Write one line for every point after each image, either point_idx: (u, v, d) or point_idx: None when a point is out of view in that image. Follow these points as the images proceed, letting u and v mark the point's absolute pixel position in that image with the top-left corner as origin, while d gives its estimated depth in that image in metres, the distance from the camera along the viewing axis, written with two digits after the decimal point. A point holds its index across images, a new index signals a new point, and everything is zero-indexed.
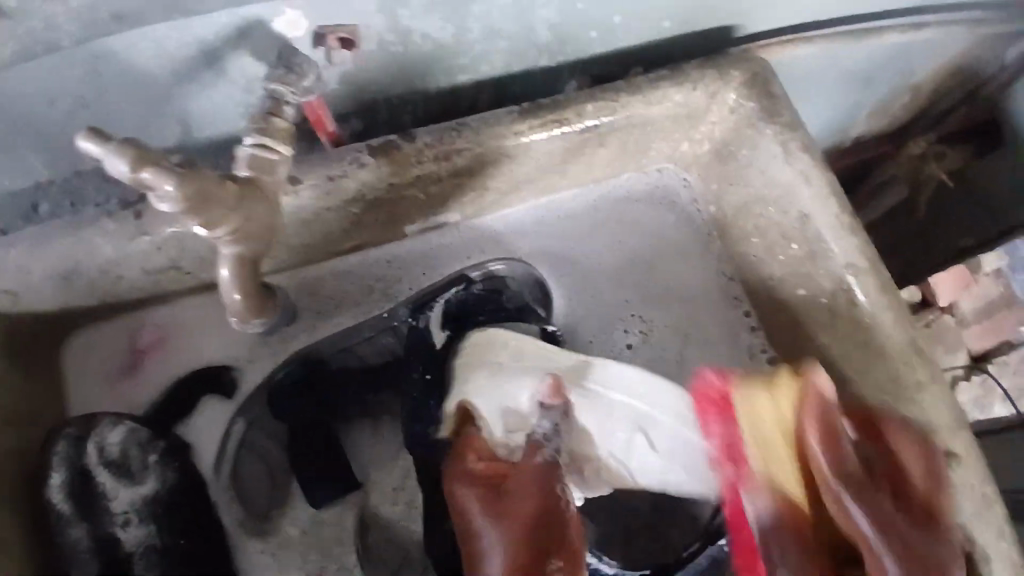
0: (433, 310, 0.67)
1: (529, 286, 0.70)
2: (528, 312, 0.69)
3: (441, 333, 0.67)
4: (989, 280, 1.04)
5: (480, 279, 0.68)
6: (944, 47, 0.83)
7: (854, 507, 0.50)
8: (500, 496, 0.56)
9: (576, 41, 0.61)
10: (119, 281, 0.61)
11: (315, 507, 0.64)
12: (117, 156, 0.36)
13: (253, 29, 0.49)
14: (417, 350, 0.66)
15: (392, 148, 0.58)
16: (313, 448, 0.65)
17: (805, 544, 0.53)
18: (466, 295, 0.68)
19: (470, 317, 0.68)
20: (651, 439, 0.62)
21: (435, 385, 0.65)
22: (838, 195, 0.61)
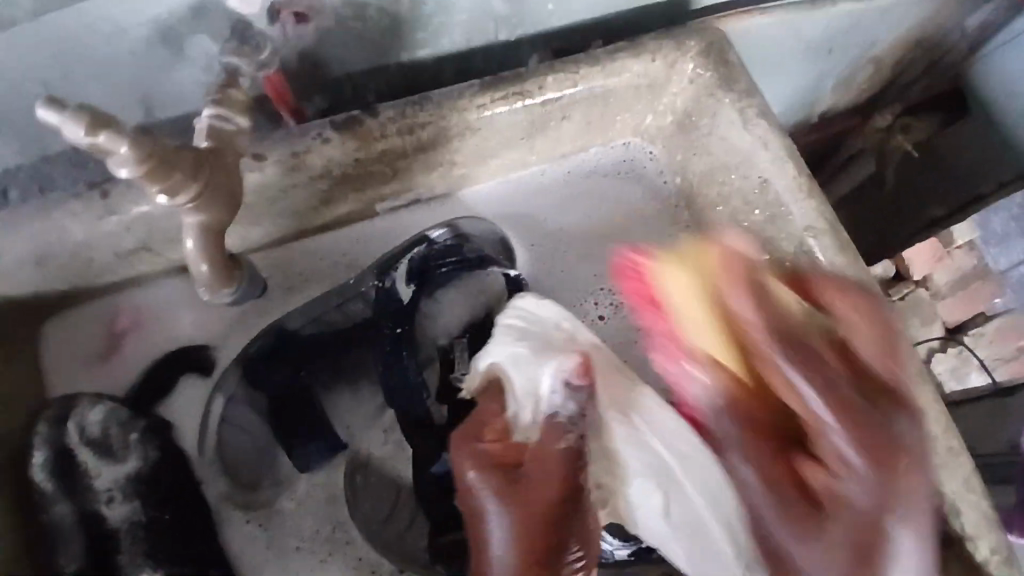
0: (398, 270, 0.68)
1: (492, 242, 0.71)
2: (491, 262, 0.70)
3: (407, 288, 0.68)
4: (963, 254, 0.93)
5: (444, 237, 0.69)
6: (899, 18, 0.85)
7: (806, 386, 0.45)
8: (506, 487, 0.52)
9: (534, 14, 0.62)
10: (91, 264, 0.62)
11: (305, 470, 0.67)
12: (71, 120, 0.37)
13: (208, 8, 0.50)
14: (391, 309, 0.68)
15: (357, 123, 0.58)
16: (298, 415, 0.67)
17: (773, 460, 0.48)
18: (429, 252, 0.69)
19: (430, 274, 0.69)
20: (668, 500, 0.57)
21: (405, 338, 0.68)
22: (794, 158, 0.63)
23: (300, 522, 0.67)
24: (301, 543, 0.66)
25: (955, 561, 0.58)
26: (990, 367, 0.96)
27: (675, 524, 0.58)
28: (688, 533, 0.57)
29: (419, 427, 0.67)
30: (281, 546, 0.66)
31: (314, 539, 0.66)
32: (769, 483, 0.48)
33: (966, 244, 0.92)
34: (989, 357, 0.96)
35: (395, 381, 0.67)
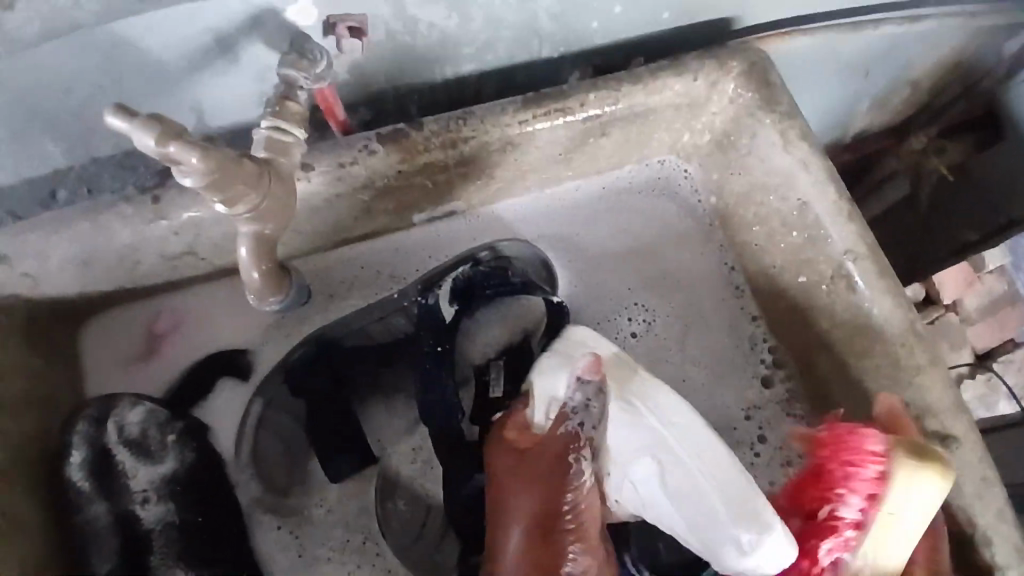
0: (441, 288, 0.68)
1: (535, 266, 0.71)
2: (534, 287, 0.69)
3: (451, 308, 0.69)
4: (993, 278, 1.06)
5: (488, 258, 0.69)
6: (943, 39, 0.84)
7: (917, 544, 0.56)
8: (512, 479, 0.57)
9: (578, 32, 0.63)
10: (136, 265, 0.63)
11: (332, 480, 0.68)
12: (144, 131, 0.38)
13: (266, 18, 0.50)
14: (432, 327, 0.67)
15: (401, 136, 0.59)
16: (336, 425, 0.68)
17: None
18: (473, 273, 0.69)
19: (475, 295, 0.69)
20: (663, 466, 0.57)
21: (446, 357, 0.67)
22: (836, 181, 0.62)
23: (328, 532, 0.68)
24: (330, 553, 0.67)
25: None
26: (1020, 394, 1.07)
27: (670, 492, 0.56)
28: (687, 500, 0.56)
29: (449, 450, 0.65)
30: (309, 555, 0.67)
31: (342, 550, 0.68)
32: None
33: (996, 269, 1.05)
34: (1016, 384, 1.07)
35: (433, 397, 0.66)
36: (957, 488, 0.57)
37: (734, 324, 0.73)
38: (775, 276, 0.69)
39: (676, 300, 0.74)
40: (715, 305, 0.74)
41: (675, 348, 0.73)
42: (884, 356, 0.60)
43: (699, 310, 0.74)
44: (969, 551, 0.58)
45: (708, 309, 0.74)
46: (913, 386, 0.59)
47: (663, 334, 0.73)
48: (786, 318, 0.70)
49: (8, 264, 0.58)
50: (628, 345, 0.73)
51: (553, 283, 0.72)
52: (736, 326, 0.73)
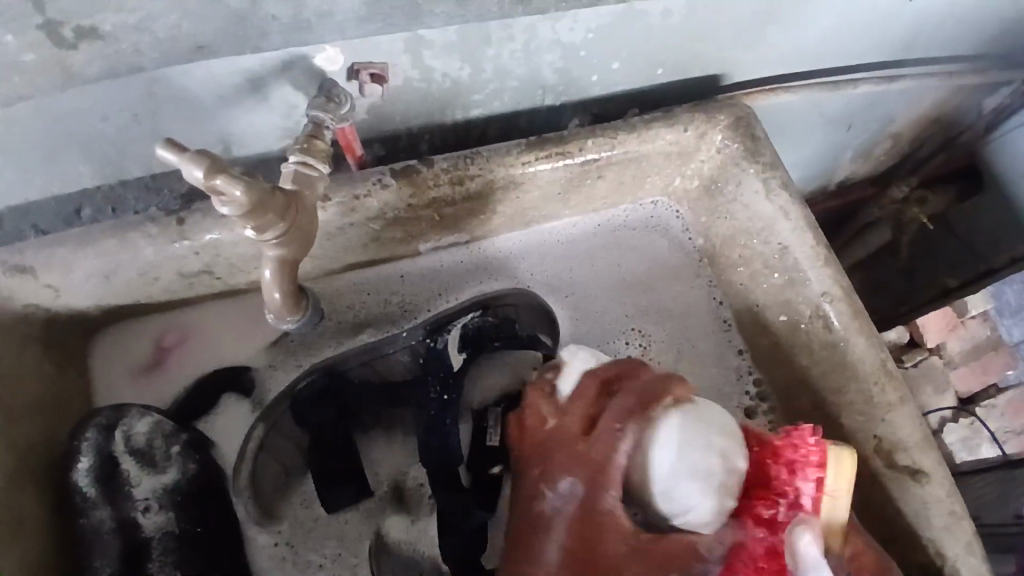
0: (450, 333, 0.72)
1: (538, 316, 0.76)
2: (537, 341, 0.74)
3: (458, 354, 0.72)
4: (977, 324, 0.98)
5: (494, 311, 0.74)
6: (922, 96, 0.90)
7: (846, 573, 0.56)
8: (577, 444, 0.57)
9: (579, 83, 0.68)
10: (155, 282, 0.67)
11: (327, 510, 0.71)
12: (194, 163, 0.42)
13: (295, 63, 0.55)
14: (438, 372, 0.71)
15: (413, 171, 0.64)
16: (334, 461, 0.70)
17: None
18: (481, 322, 0.73)
19: (483, 343, 0.73)
20: (689, 436, 0.55)
21: (452, 405, 0.70)
22: (813, 228, 0.67)
23: (322, 541, 0.72)
24: (322, 561, 0.71)
25: None
26: (1002, 440, 0.96)
27: (688, 457, 0.54)
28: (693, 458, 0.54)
29: (448, 493, 0.67)
30: (303, 562, 0.71)
31: (331, 560, 0.71)
32: None
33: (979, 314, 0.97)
34: (1001, 429, 0.97)
35: (435, 441, 0.68)
36: (925, 521, 0.61)
37: (721, 358, 0.77)
38: (759, 314, 0.73)
39: (668, 332, 0.78)
40: (703, 339, 0.78)
41: None
42: (857, 393, 0.64)
43: (688, 342, 0.78)
44: None
45: (698, 343, 0.78)
46: (884, 422, 0.63)
47: (657, 358, 0.77)
48: (768, 354, 0.74)
49: (34, 276, 0.62)
50: None
51: (552, 331, 0.76)
52: (722, 359, 0.77)
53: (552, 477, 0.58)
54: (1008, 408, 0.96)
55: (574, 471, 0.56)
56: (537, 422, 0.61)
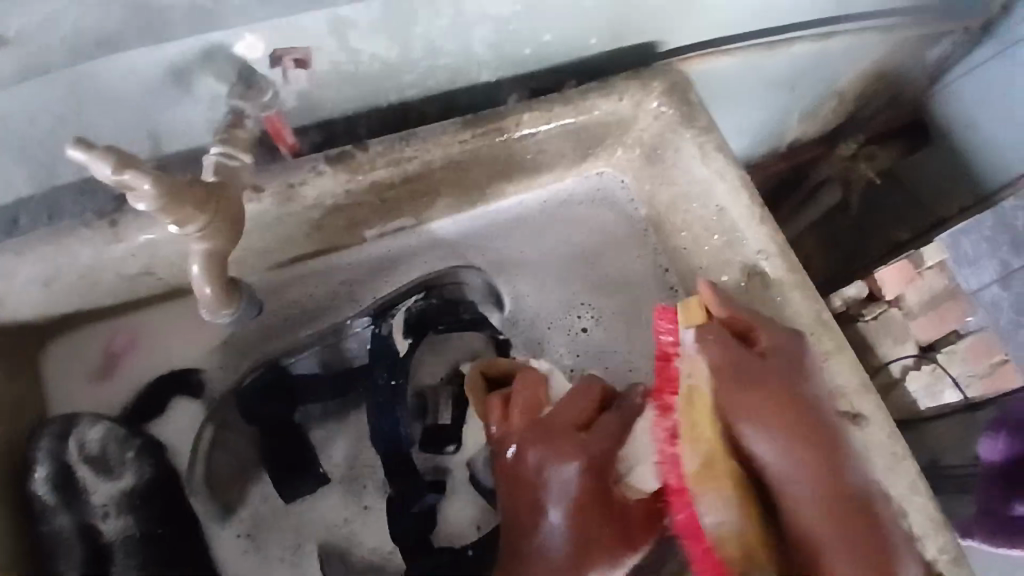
0: (393, 317, 0.74)
1: (483, 292, 0.79)
2: (483, 322, 0.77)
3: (404, 341, 0.75)
4: (934, 274, 0.93)
5: (439, 294, 0.76)
6: (858, 53, 0.91)
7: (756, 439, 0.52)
8: (578, 434, 0.62)
9: (512, 58, 0.68)
10: (98, 284, 0.66)
11: (283, 499, 0.73)
12: (101, 160, 0.42)
13: (216, 53, 0.54)
14: (385, 360, 0.73)
15: (348, 157, 0.64)
16: (287, 452, 0.73)
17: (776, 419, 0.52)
18: (425, 305, 0.75)
19: (427, 327, 0.76)
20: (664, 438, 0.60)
21: (400, 389, 0.72)
22: (749, 188, 0.68)
23: (278, 533, 0.72)
24: (284, 554, 0.72)
25: None
26: (962, 383, 0.93)
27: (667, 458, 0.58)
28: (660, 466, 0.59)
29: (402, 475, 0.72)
30: (265, 552, 0.71)
31: (292, 551, 0.72)
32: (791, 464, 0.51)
33: (936, 264, 0.93)
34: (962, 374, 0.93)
35: (385, 424, 0.71)
36: (870, 463, 0.63)
37: None
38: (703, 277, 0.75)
39: (618, 300, 0.79)
40: (655, 305, 0.79)
41: (622, 346, 0.78)
42: None
43: (642, 308, 0.79)
44: None
45: (650, 308, 0.79)
46: (826, 371, 0.65)
47: (611, 327, 0.79)
48: None
49: None
50: (580, 341, 0.78)
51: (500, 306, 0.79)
52: None
53: (553, 464, 0.61)
54: (967, 353, 0.92)
55: (578, 458, 0.61)
56: (532, 409, 0.65)
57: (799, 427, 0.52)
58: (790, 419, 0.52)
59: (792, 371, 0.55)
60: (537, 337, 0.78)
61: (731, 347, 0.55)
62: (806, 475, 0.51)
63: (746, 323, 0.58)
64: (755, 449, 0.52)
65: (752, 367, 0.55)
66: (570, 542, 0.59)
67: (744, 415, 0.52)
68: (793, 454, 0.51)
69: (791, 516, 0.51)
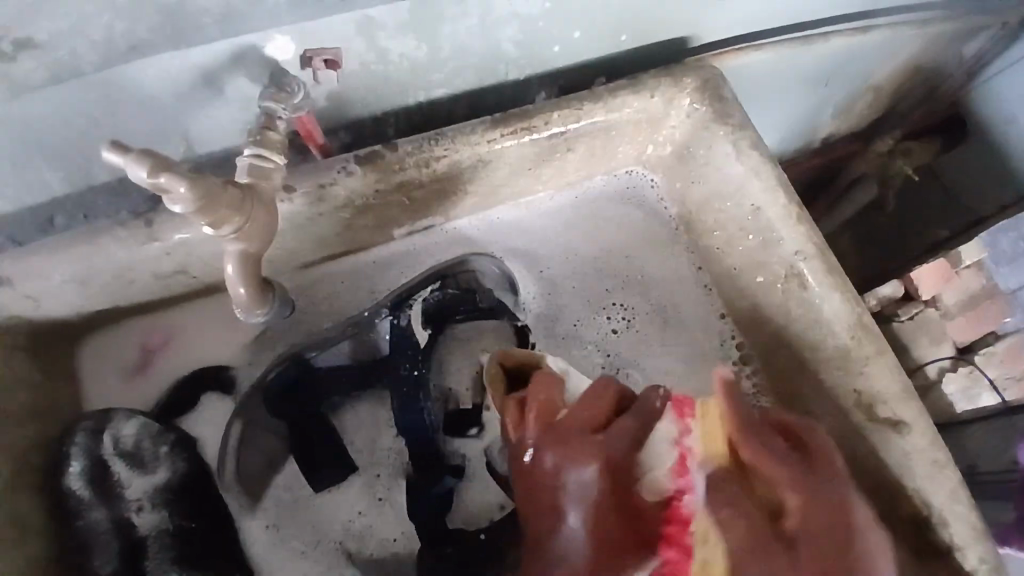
0: (412, 308, 0.73)
1: (498, 281, 0.77)
2: (501, 309, 0.76)
3: (424, 332, 0.74)
4: (971, 274, 0.90)
5: (454, 283, 0.75)
6: (899, 45, 0.88)
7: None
8: (596, 435, 0.58)
9: (541, 55, 0.67)
10: (131, 283, 0.67)
11: (314, 489, 0.73)
12: (137, 163, 0.42)
13: (246, 53, 0.54)
14: (407, 348, 0.72)
15: (377, 156, 0.64)
16: (314, 443, 0.73)
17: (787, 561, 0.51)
18: (441, 295, 0.74)
19: (446, 318, 0.75)
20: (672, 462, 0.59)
21: (423, 380, 0.72)
22: (785, 187, 0.66)
23: (301, 528, 0.72)
24: (305, 548, 0.72)
25: (944, 573, 0.61)
26: (1002, 386, 0.90)
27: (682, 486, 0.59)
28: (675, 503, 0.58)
29: (424, 469, 0.72)
30: (287, 546, 0.72)
31: (314, 546, 0.72)
32: None
33: (975, 263, 0.90)
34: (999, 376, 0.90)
35: (410, 417, 0.71)
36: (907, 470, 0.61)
37: (704, 322, 0.78)
38: (737, 277, 0.73)
39: (650, 299, 0.78)
40: (686, 304, 0.78)
41: (653, 345, 0.77)
42: (835, 348, 0.65)
43: (672, 307, 0.78)
44: (926, 529, 0.61)
45: (681, 308, 0.78)
46: (864, 375, 0.63)
47: (642, 326, 0.78)
48: (748, 320, 0.74)
49: (12, 286, 0.62)
50: (610, 341, 0.77)
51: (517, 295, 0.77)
52: (705, 323, 0.78)
53: (570, 465, 0.57)
54: (1006, 356, 0.89)
55: (595, 460, 0.56)
56: (547, 413, 0.61)
57: (816, 559, 0.52)
58: (807, 575, 0.51)
59: (824, 481, 0.56)
60: (565, 334, 0.77)
61: (749, 513, 0.53)
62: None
63: (768, 445, 0.56)
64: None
65: (764, 519, 0.53)
66: (590, 548, 0.55)
67: (756, 562, 0.51)
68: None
69: None
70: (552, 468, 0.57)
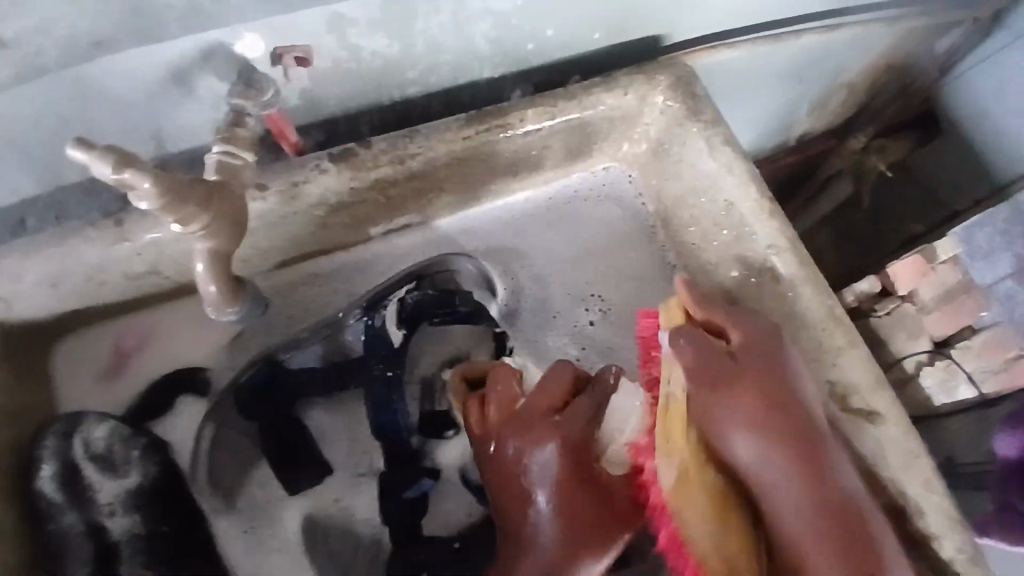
0: (388, 308, 0.73)
1: (477, 281, 0.78)
2: (479, 313, 0.77)
3: (398, 332, 0.74)
4: (947, 269, 0.92)
5: (433, 284, 0.75)
6: (868, 43, 0.89)
7: (726, 418, 0.55)
8: (551, 417, 0.61)
9: (515, 53, 0.68)
10: (105, 284, 0.66)
11: (286, 490, 0.73)
12: (101, 160, 0.42)
13: (215, 50, 0.54)
14: (382, 351, 0.73)
15: (352, 155, 0.64)
16: (291, 444, 0.73)
17: (754, 420, 0.55)
18: (419, 297, 0.75)
19: (421, 319, 0.76)
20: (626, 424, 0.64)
21: (396, 382, 0.73)
22: (757, 182, 0.67)
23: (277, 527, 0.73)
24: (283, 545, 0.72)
25: (920, 561, 0.62)
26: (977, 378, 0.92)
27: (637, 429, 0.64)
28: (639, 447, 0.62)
29: (396, 467, 0.74)
30: (265, 545, 0.72)
31: (288, 541, 0.72)
32: (761, 446, 0.54)
33: (950, 258, 0.91)
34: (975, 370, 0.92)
35: (383, 417, 0.73)
36: (881, 460, 0.62)
37: None
38: (712, 273, 0.73)
39: (626, 295, 0.79)
40: (661, 299, 0.79)
41: (630, 339, 0.78)
42: (808, 341, 0.65)
43: (648, 302, 0.79)
44: (902, 520, 0.62)
45: (658, 303, 0.79)
46: (836, 368, 0.64)
47: (618, 320, 0.78)
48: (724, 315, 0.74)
49: None
50: (587, 333, 0.77)
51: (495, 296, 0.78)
52: None
53: (530, 450, 0.60)
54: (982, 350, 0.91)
55: (554, 441, 0.60)
56: (508, 406, 0.63)
57: (784, 427, 0.55)
58: (762, 415, 0.55)
59: (763, 362, 0.57)
60: (542, 328, 0.77)
61: (697, 367, 0.56)
62: (783, 466, 0.54)
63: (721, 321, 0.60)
64: (734, 449, 0.56)
65: (719, 368, 0.56)
66: (556, 531, 0.59)
67: (715, 403, 0.56)
68: (767, 444, 0.54)
69: (759, 492, 0.56)
70: (514, 454, 0.61)
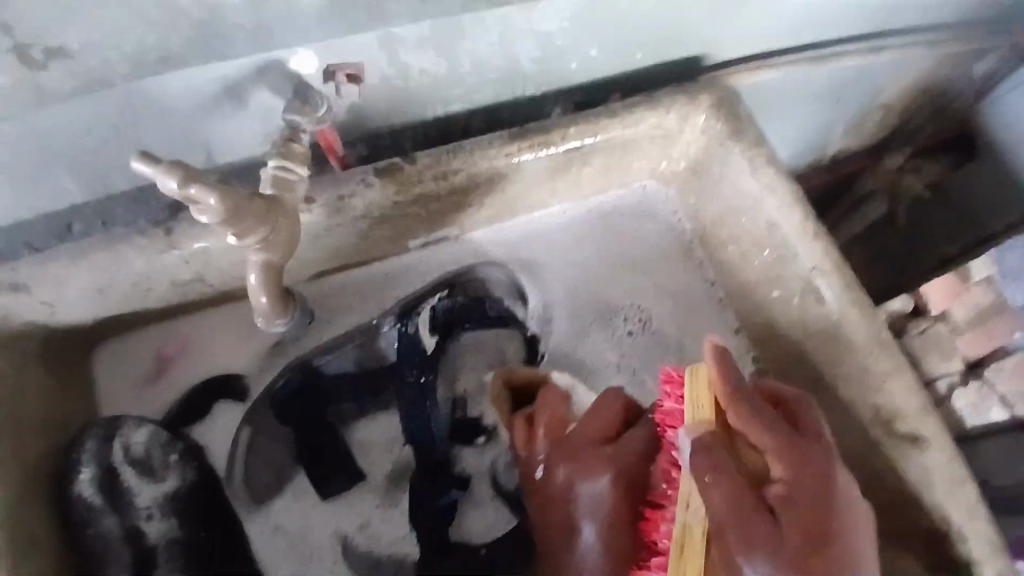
0: (419, 316, 0.74)
1: (506, 286, 0.78)
2: (511, 317, 0.78)
3: (430, 339, 0.75)
4: (980, 290, 0.89)
5: (463, 292, 0.76)
6: (908, 66, 0.88)
7: (748, 563, 0.47)
8: (602, 447, 0.60)
9: (558, 72, 0.68)
10: (150, 292, 0.67)
11: (321, 497, 0.73)
12: (168, 175, 0.43)
13: (270, 67, 0.55)
14: (414, 358, 0.74)
15: (396, 169, 0.64)
16: (319, 447, 0.73)
17: (780, 548, 0.47)
18: (450, 305, 0.76)
19: (454, 327, 0.76)
20: None
21: (429, 387, 0.74)
22: (800, 205, 0.67)
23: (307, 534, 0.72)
24: (313, 551, 0.71)
25: None
26: None
27: None
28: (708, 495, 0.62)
29: (426, 473, 0.74)
30: (296, 554, 0.71)
31: (317, 550, 0.71)
32: None
33: (983, 278, 0.88)
34: None
35: (416, 423, 0.74)
36: (927, 485, 0.61)
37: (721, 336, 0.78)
38: (753, 292, 0.74)
39: (666, 307, 0.79)
40: (700, 316, 0.79)
41: (670, 351, 0.78)
42: (852, 363, 0.64)
43: (689, 320, 0.78)
44: (946, 544, 0.61)
45: (697, 322, 0.78)
46: (884, 392, 0.63)
47: (658, 333, 0.78)
48: (764, 338, 0.75)
49: (27, 292, 0.62)
50: (626, 343, 0.78)
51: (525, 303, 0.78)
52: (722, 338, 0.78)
53: (580, 478, 0.59)
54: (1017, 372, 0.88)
55: (607, 473, 0.58)
56: (555, 428, 0.64)
57: (811, 551, 0.47)
58: (790, 544, 0.47)
59: (807, 496, 0.49)
60: (583, 339, 0.77)
61: (733, 484, 0.48)
62: None
63: (771, 431, 0.51)
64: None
65: (756, 499, 0.48)
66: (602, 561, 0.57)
67: (740, 536, 0.47)
68: None
69: None
70: (561, 484, 0.60)
